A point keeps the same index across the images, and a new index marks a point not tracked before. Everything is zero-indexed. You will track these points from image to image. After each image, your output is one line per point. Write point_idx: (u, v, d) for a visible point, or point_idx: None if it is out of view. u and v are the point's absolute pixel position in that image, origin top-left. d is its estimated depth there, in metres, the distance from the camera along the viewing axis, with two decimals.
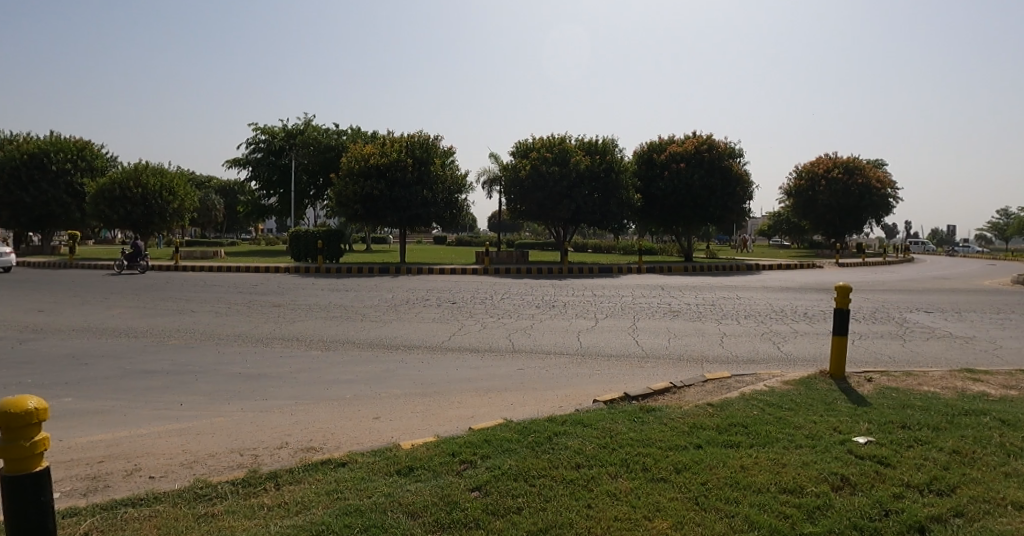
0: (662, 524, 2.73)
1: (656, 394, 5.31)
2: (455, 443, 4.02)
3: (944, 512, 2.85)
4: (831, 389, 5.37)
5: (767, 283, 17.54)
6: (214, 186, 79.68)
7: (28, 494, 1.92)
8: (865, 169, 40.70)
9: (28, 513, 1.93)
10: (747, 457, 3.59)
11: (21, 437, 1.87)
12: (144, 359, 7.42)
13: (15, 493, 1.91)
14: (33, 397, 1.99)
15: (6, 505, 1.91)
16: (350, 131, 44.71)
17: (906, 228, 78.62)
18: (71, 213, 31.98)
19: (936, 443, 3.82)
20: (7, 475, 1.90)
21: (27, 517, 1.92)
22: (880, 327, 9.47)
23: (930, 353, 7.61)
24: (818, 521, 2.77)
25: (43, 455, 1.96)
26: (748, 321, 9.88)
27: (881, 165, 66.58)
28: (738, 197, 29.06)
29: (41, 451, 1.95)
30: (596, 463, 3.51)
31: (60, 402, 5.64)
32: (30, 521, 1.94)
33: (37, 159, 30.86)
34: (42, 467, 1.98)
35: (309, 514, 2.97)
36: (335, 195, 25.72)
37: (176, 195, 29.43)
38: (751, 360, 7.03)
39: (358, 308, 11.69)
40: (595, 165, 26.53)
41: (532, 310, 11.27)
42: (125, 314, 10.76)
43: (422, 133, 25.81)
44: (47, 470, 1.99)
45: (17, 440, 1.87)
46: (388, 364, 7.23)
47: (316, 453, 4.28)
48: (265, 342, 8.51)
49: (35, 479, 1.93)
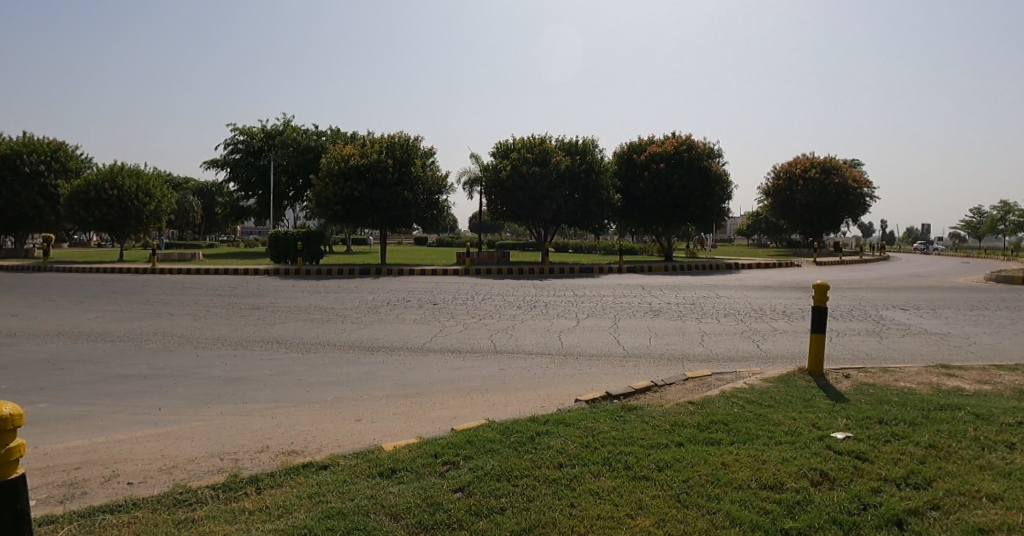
0: (645, 522, 2.75)
1: (637, 393, 5.33)
2: (438, 444, 4.02)
3: (921, 505, 2.90)
4: (809, 386, 5.47)
5: (746, 281, 17.80)
6: (191, 187, 79.32)
7: (4, 506, 1.90)
8: (842, 169, 41.22)
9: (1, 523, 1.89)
10: (728, 454, 3.62)
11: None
12: (122, 363, 7.30)
13: None
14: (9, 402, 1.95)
15: None
16: (330, 132, 44.43)
17: (884, 226, 80.03)
18: (46, 215, 31.47)
19: (912, 437, 3.90)
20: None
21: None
22: (857, 324, 9.63)
23: (906, 349, 7.74)
24: (798, 516, 2.81)
25: (18, 463, 1.93)
26: (727, 319, 9.98)
27: (857, 164, 67.58)
28: (718, 197, 29.33)
29: (15, 458, 1.91)
30: (578, 462, 3.54)
31: (34, 409, 5.54)
32: (8, 530, 1.91)
33: (10, 161, 30.23)
34: (18, 475, 1.95)
35: (291, 517, 2.95)
36: (315, 196, 25.49)
37: (154, 196, 29.09)
38: (731, 358, 7.12)
39: (339, 310, 11.61)
40: (576, 166, 26.59)
41: (514, 310, 11.27)
42: (102, 318, 10.55)
43: (401, 134, 25.71)
44: (23, 477, 1.96)
45: None
46: (370, 365, 7.20)
47: (297, 457, 4.25)
48: (246, 345, 8.43)
49: (10, 486, 1.91)
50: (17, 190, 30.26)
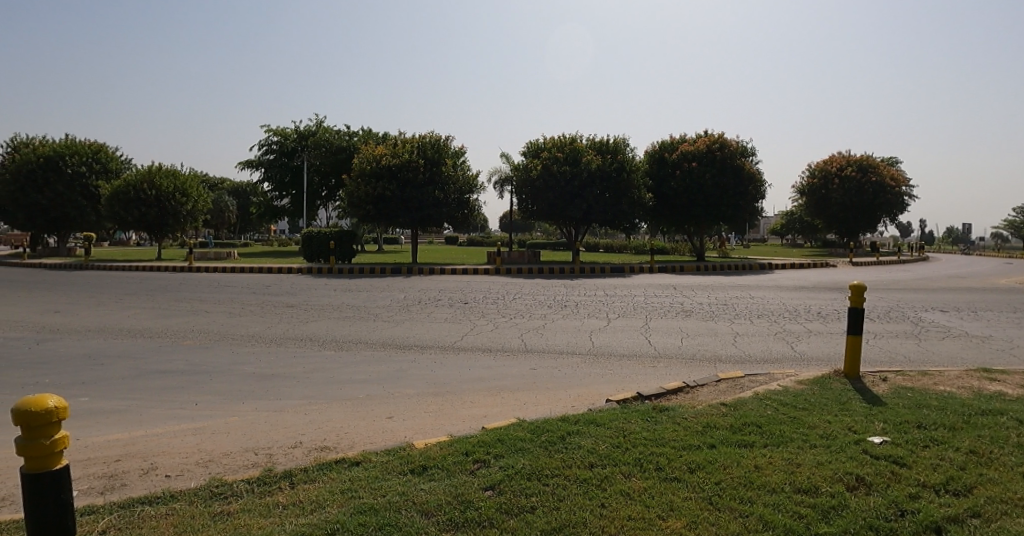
0: (676, 524, 2.72)
1: (669, 394, 5.29)
2: (468, 442, 4.05)
3: (960, 512, 2.82)
4: (845, 389, 5.34)
5: (780, 282, 17.49)
6: (226, 187, 81.25)
7: (50, 495, 1.98)
8: (879, 168, 40.26)
9: (50, 511, 2.00)
10: (760, 457, 3.57)
11: (42, 435, 1.94)
12: (159, 359, 7.49)
13: (35, 490, 1.98)
14: (54, 395, 2.06)
15: (29, 503, 1.99)
16: (361, 132, 44.94)
17: (920, 228, 78.00)
18: (86, 215, 32.38)
19: (952, 443, 3.79)
20: (29, 473, 1.97)
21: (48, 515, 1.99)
22: (894, 326, 9.42)
23: (946, 352, 7.52)
24: (833, 521, 2.75)
25: (61, 453, 2.04)
26: (760, 320, 9.84)
27: (894, 160, 65.87)
28: (750, 196, 28.89)
29: (60, 449, 2.02)
30: (608, 462, 3.52)
31: (77, 402, 5.73)
32: (55, 516, 2.02)
33: (53, 162, 31.21)
34: (61, 464, 2.05)
35: (325, 513, 2.99)
36: (347, 196, 25.80)
37: (190, 196, 29.73)
38: (765, 360, 6.99)
39: (369, 309, 11.73)
40: (607, 165, 26.39)
41: (544, 310, 11.24)
42: (141, 315, 10.82)
43: (432, 134, 25.88)
44: (67, 468, 2.07)
45: (37, 439, 1.94)
46: (399, 364, 7.25)
47: (329, 452, 4.32)
48: (279, 342, 8.59)
49: (54, 476, 2.00)
50: (59, 191, 31.24)
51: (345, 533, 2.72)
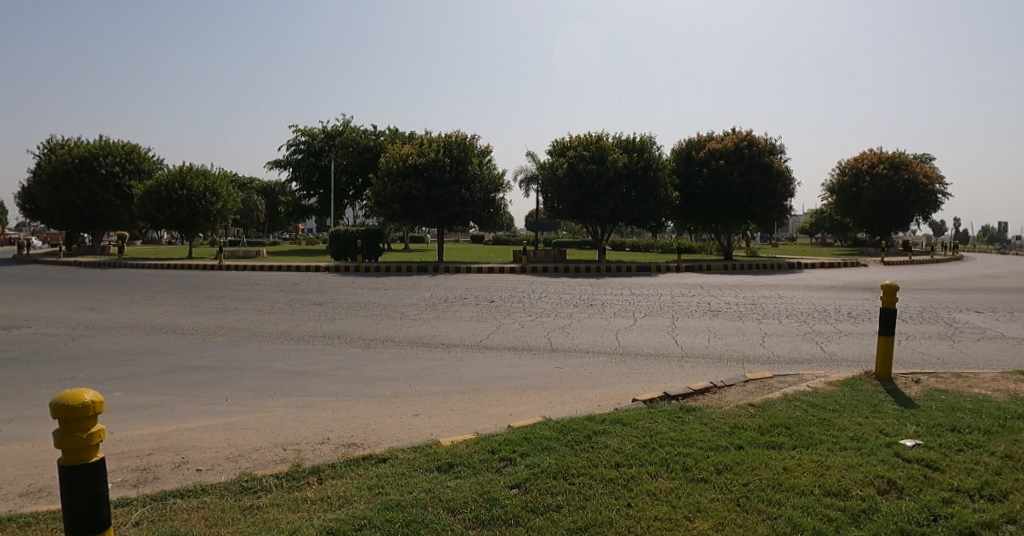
0: (703, 525, 2.70)
1: (696, 394, 5.25)
2: (494, 441, 4.07)
3: (995, 518, 2.75)
4: (876, 391, 5.24)
5: (811, 281, 17.21)
6: (256, 187, 82.61)
7: (84, 486, 1.98)
8: (912, 165, 39.40)
9: (85, 506, 1.99)
10: (790, 459, 3.53)
11: (78, 428, 1.94)
12: (189, 356, 7.65)
13: (70, 484, 1.96)
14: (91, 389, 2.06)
15: (65, 498, 1.97)
16: (387, 132, 45.29)
17: (955, 227, 76.04)
18: (120, 214, 33.14)
19: (987, 447, 3.70)
20: (66, 467, 1.97)
21: (83, 510, 1.98)
22: (928, 326, 9.22)
23: (980, 354, 7.35)
24: (864, 525, 2.71)
25: (98, 447, 2.03)
26: (789, 320, 9.69)
27: (928, 158, 64.28)
28: (780, 194, 28.46)
29: (96, 443, 2.01)
30: (635, 462, 3.51)
31: (111, 397, 5.88)
32: (89, 512, 2.00)
33: (88, 163, 31.98)
34: (98, 458, 2.05)
35: (352, 508, 3.03)
36: (374, 195, 26.05)
37: (220, 195, 30.22)
38: (794, 361, 6.89)
39: (395, 307, 11.82)
40: (633, 163, 26.23)
41: (570, 309, 11.23)
42: (172, 312, 11.05)
43: (459, 133, 25.97)
44: (103, 462, 2.06)
45: (74, 432, 1.94)
46: (425, 362, 7.31)
47: (356, 449, 4.37)
48: (305, 339, 8.71)
49: (90, 471, 1.99)
50: (94, 190, 32.03)
51: (374, 529, 2.75)
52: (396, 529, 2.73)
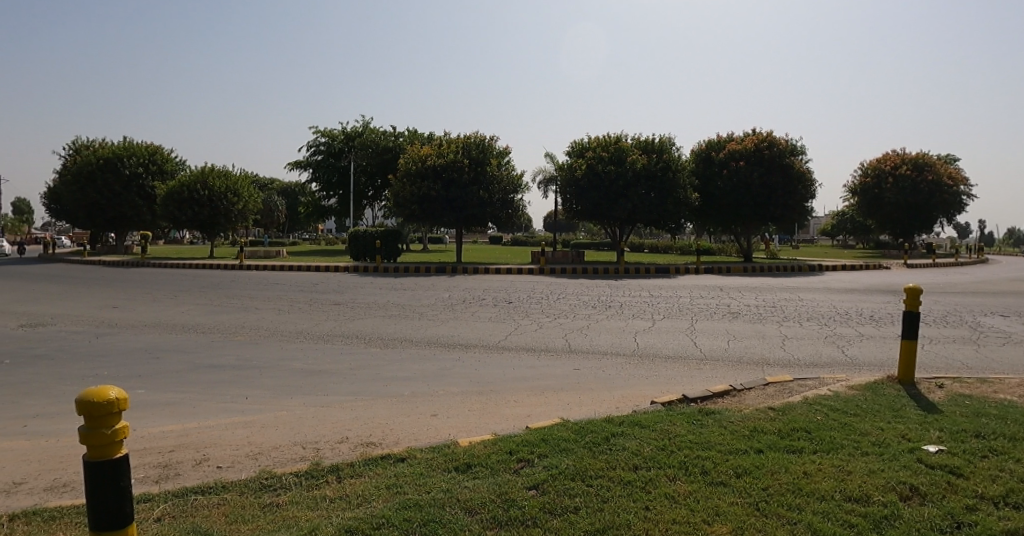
0: (720, 529, 2.69)
1: (716, 397, 5.21)
2: (512, 442, 4.07)
3: (1020, 526, 2.70)
4: (899, 396, 5.16)
5: (834, 284, 16.98)
6: (276, 188, 83.48)
7: (108, 481, 2.00)
8: (936, 166, 38.77)
9: (110, 501, 2.01)
10: (810, 463, 3.49)
11: (102, 425, 1.95)
12: (210, 354, 7.76)
13: (95, 480, 1.99)
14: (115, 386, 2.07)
15: (90, 493, 2.00)
16: (406, 133, 45.51)
17: (982, 230, 74.65)
18: (143, 214, 33.69)
19: (1013, 454, 3.63)
20: (91, 462, 1.99)
21: (108, 504, 2.01)
22: (953, 331, 9.06)
23: (1006, 359, 7.21)
24: (885, 531, 2.68)
25: (122, 442, 2.04)
26: (811, 323, 9.58)
27: (954, 159, 63.11)
28: (800, 196, 28.15)
29: (120, 439, 2.03)
30: (653, 465, 3.49)
31: (134, 394, 5.98)
32: (113, 506, 2.02)
33: (113, 164, 32.54)
34: (121, 453, 2.07)
35: (369, 507, 3.06)
36: (393, 196, 26.22)
37: (241, 196, 30.62)
38: (816, 364, 6.81)
39: (413, 307, 11.88)
40: (652, 164, 26.11)
41: (589, 310, 11.20)
42: (194, 311, 11.21)
43: (478, 134, 26.04)
44: (126, 457, 2.08)
45: (99, 428, 1.95)
46: (443, 362, 7.34)
47: (375, 448, 4.40)
48: (324, 338, 8.79)
49: (114, 466, 2.02)
50: (118, 191, 32.58)
51: (392, 528, 2.76)
52: (414, 528, 2.75)
